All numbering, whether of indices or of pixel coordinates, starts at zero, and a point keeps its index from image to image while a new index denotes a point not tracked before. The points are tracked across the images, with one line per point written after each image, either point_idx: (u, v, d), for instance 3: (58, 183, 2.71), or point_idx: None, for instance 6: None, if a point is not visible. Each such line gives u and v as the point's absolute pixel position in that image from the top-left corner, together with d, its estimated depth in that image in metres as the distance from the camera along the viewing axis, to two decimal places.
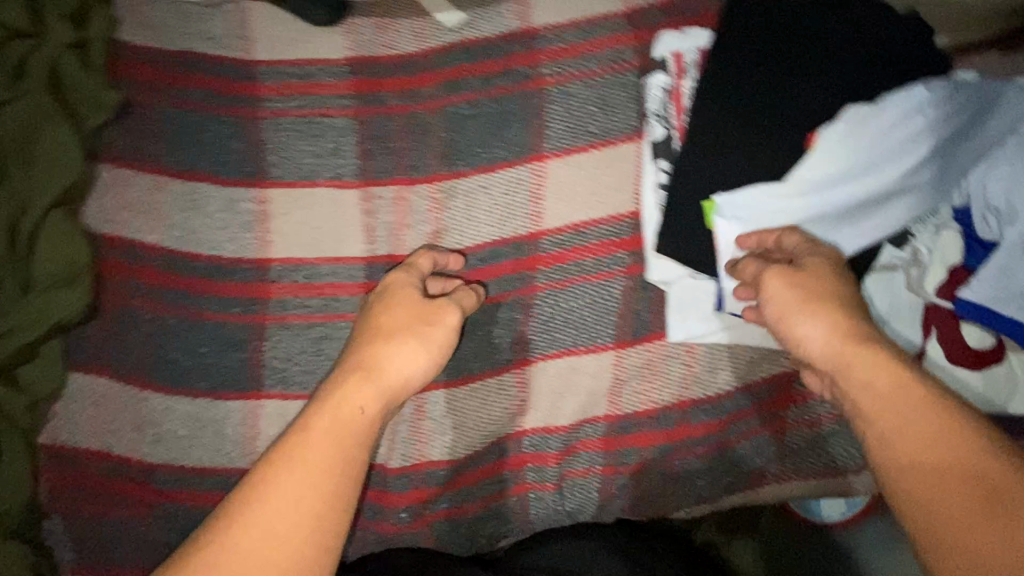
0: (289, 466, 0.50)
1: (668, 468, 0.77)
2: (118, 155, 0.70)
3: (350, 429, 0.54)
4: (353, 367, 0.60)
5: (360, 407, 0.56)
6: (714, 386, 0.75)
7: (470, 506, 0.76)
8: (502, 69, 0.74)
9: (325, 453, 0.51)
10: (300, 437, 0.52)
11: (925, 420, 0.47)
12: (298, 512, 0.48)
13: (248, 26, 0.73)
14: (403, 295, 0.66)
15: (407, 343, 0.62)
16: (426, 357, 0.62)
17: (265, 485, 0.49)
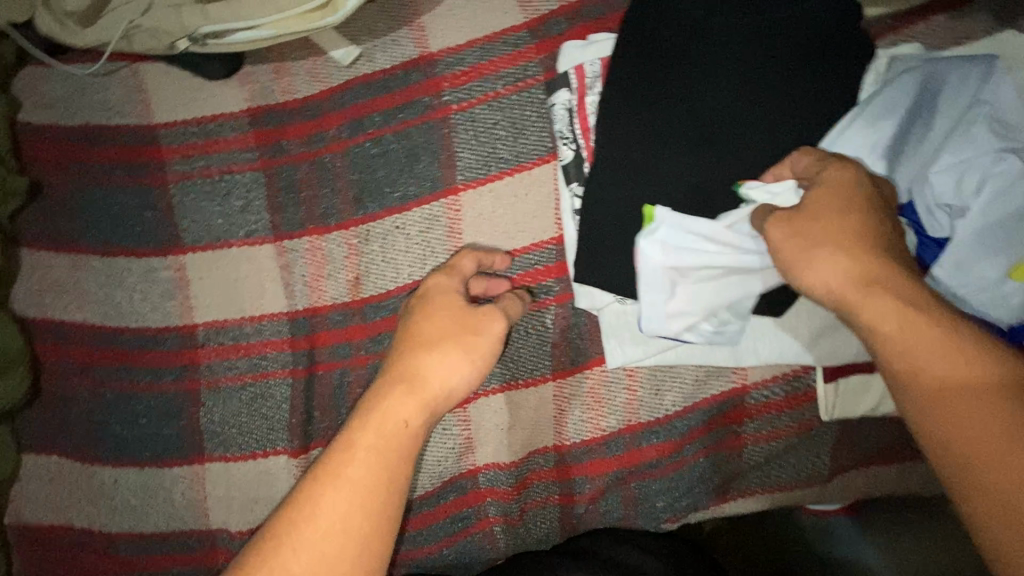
0: (337, 484, 0.49)
1: (627, 493, 0.74)
2: (38, 237, 0.71)
3: (397, 448, 0.52)
4: (398, 377, 0.56)
5: (405, 422, 0.53)
6: (662, 409, 0.72)
7: (431, 548, 0.75)
8: (403, 101, 0.71)
9: (374, 469, 0.50)
10: (347, 461, 0.50)
11: (984, 406, 0.42)
12: (341, 536, 0.47)
13: (146, 90, 0.72)
14: (441, 298, 0.61)
15: (453, 356, 0.57)
16: (473, 369, 0.58)
17: (310, 512, 0.48)
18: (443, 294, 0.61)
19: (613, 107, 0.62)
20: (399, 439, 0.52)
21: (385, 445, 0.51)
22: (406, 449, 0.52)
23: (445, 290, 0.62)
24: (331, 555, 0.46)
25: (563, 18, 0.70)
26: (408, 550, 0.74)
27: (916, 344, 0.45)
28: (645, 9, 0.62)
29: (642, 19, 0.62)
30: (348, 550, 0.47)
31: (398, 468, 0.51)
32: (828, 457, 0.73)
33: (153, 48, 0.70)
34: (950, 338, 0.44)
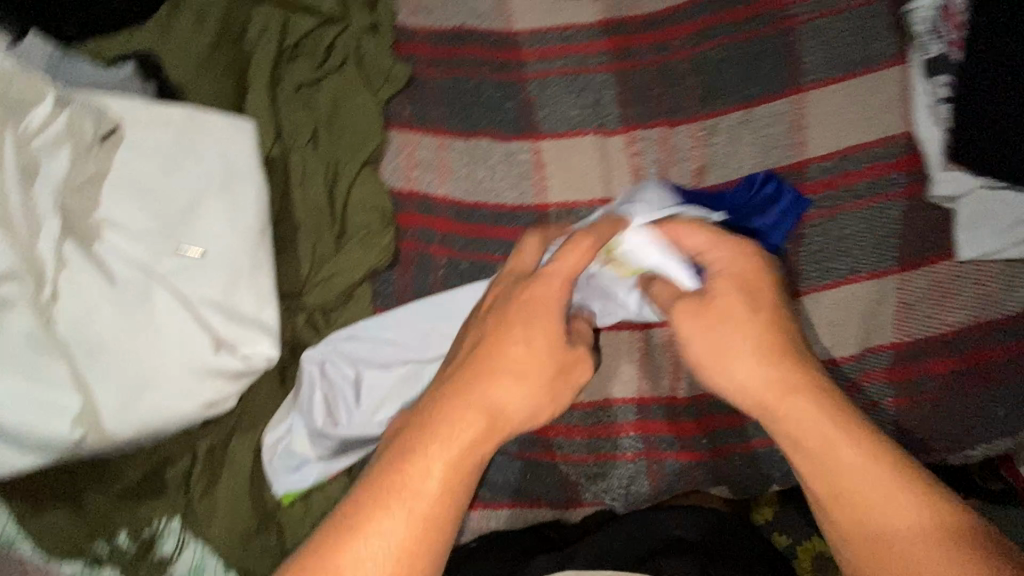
0: (393, 515, 0.45)
1: (970, 399, 0.71)
2: (408, 121, 0.79)
3: (455, 486, 0.46)
4: (493, 387, 0.50)
5: (457, 450, 0.47)
6: (1014, 306, 0.71)
7: (757, 441, 0.73)
8: (751, 14, 0.77)
9: (434, 496, 0.46)
10: (396, 485, 0.46)
11: (888, 504, 0.46)
12: (406, 561, 0.44)
13: (508, 2, 0.81)
14: (538, 303, 0.52)
15: (506, 380, 0.50)
16: (546, 409, 0.53)
17: (397, 455, 0.47)
18: (531, 306, 0.52)
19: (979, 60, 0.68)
20: (458, 466, 0.47)
21: (453, 473, 0.47)
22: (462, 479, 0.47)
23: (552, 300, 0.52)
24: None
25: None
26: (737, 443, 0.74)
27: (849, 476, 0.48)
28: None
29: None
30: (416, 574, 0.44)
31: (448, 529, 0.46)
32: None
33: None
34: (860, 441, 0.48)
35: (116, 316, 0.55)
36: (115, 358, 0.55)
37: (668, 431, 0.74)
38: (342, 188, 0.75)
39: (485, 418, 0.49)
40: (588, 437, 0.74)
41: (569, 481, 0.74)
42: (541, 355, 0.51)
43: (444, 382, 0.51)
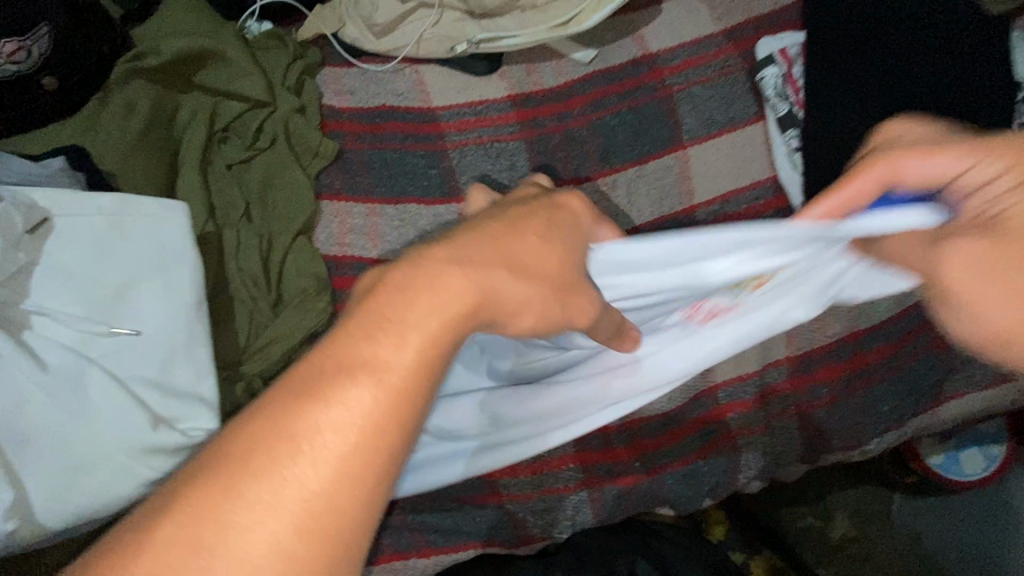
0: (357, 380, 0.33)
1: (856, 399, 0.81)
2: (338, 192, 0.84)
3: (433, 355, 0.35)
4: (484, 282, 0.37)
5: (442, 319, 0.36)
6: (880, 316, 0.81)
7: (685, 459, 0.80)
8: (635, 86, 0.90)
9: (405, 368, 0.34)
10: (366, 334, 0.35)
11: None
12: (357, 443, 0.32)
13: (425, 83, 0.90)
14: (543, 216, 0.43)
15: (503, 274, 0.38)
16: (532, 318, 0.41)
17: (384, 306, 0.36)
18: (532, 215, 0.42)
19: (813, 111, 0.80)
20: (436, 334, 0.35)
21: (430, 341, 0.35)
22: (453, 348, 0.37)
23: (571, 218, 0.44)
24: (329, 490, 0.32)
25: (753, 24, 0.92)
26: (668, 462, 0.80)
27: None
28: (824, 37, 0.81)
29: (823, 54, 0.81)
30: (372, 457, 0.33)
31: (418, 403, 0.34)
32: None
33: (434, 51, 0.88)
34: None
35: (47, 404, 0.55)
36: (46, 447, 0.54)
37: (605, 459, 0.79)
38: (277, 258, 0.79)
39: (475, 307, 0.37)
40: (533, 473, 0.78)
41: (517, 519, 0.77)
42: (556, 258, 0.41)
43: (434, 244, 0.39)
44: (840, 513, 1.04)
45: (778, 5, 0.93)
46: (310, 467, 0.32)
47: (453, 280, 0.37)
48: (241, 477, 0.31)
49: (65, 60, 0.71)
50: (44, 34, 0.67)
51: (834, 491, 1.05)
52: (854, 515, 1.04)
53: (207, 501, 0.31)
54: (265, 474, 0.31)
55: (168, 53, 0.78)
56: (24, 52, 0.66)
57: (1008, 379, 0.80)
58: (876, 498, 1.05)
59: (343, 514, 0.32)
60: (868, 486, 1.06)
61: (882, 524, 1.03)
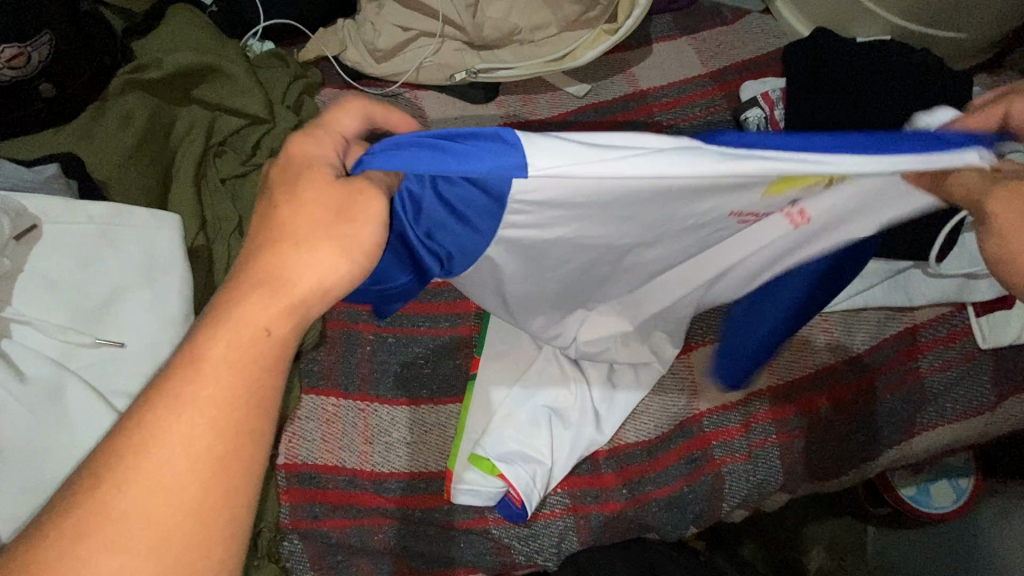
0: (178, 406, 0.34)
1: (834, 430, 0.83)
2: None
3: (260, 365, 0.37)
4: (298, 271, 0.38)
5: (264, 329, 0.37)
6: (856, 348, 0.85)
7: (670, 487, 0.80)
8: (625, 120, 0.93)
9: (227, 385, 0.35)
10: (193, 360, 0.35)
11: None
12: (205, 459, 0.34)
13: (423, 108, 0.92)
14: (310, 170, 0.41)
15: (326, 244, 0.39)
16: (345, 261, 0.40)
17: (209, 330, 0.36)
18: (314, 169, 0.41)
19: None
20: (254, 349, 0.37)
21: (250, 349, 0.36)
22: (283, 354, 0.38)
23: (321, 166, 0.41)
24: (176, 516, 0.33)
25: (737, 68, 0.97)
26: (651, 490, 0.80)
27: None
28: (798, 96, 0.86)
29: (799, 108, 0.86)
30: (224, 474, 0.35)
31: (260, 413, 0.36)
32: (991, 386, 0.83)
33: (433, 79, 0.91)
34: None
35: (23, 417, 0.53)
36: (19, 463, 0.52)
37: (593, 484, 0.80)
38: None
39: (294, 307, 0.38)
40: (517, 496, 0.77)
41: (502, 545, 0.76)
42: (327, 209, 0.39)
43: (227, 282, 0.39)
44: (817, 545, 1.06)
45: (759, 53, 0.99)
46: (155, 491, 0.33)
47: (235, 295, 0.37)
48: (104, 500, 0.32)
49: (66, 69, 0.71)
50: (46, 41, 0.68)
51: (811, 522, 1.07)
52: (831, 546, 1.06)
53: (58, 546, 0.31)
54: (114, 506, 0.32)
55: (169, 67, 0.78)
56: (24, 58, 0.67)
57: (978, 412, 0.82)
58: (850, 533, 1.07)
59: (205, 530, 0.34)
60: (843, 517, 1.08)
61: (856, 555, 1.06)
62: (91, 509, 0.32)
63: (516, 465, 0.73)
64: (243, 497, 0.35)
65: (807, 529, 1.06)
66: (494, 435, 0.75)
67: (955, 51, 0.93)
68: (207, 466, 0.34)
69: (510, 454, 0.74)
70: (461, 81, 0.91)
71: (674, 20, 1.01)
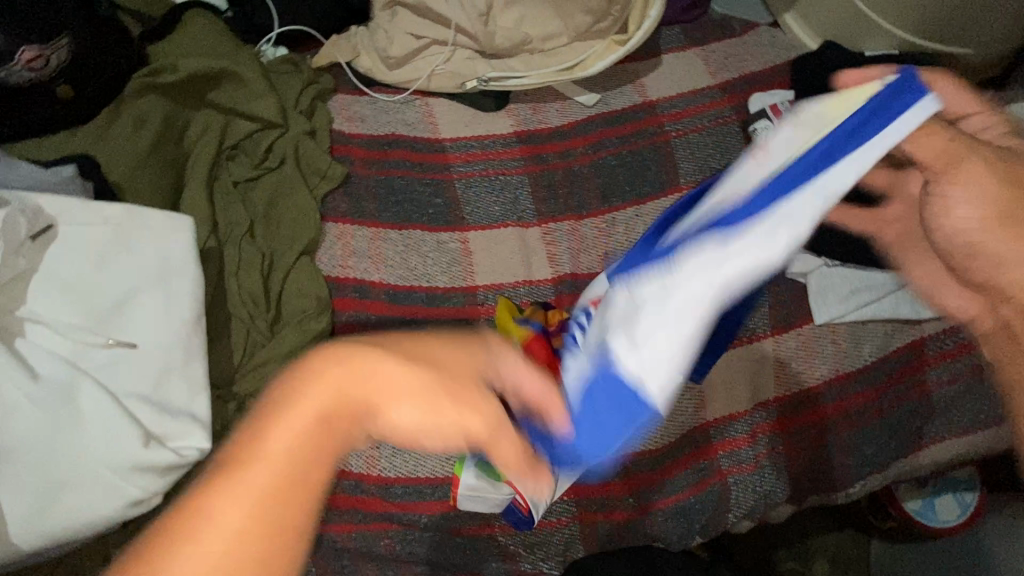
0: (235, 492, 0.32)
1: (840, 441, 0.83)
2: (344, 215, 0.85)
3: (303, 462, 0.34)
4: (369, 388, 0.36)
5: (323, 418, 0.35)
6: (864, 360, 0.85)
7: (677, 496, 0.80)
8: (634, 129, 0.94)
9: (265, 485, 0.33)
10: (249, 450, 0.33)
11: None
12: (233, 561, 0.32)
13: (434, 115, 0.92)
14: (458, 356, 0.39)
15: (410, 387, 0.36)
16: (415, 411, 0.37)
17: (266, 420, 0.34)
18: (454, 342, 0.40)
19: None
20: (322, 443, 0.35)
21: (300, 445, 0.34)
22: (333, 446, 0.35)
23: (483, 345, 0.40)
24: None
25: (746, 79, 0.98)
26: (659, 498, 0.80)
27: None
28: None
29: None
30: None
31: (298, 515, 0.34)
32: (997, 400, 0.83)
33: (444, 87, 0.91)
34: None
35: (34, 417, 0.53)
36: (32, 461, 0.52)
37: (601, 492, 0.79)
38: (277, 277, 0.78)
39: (356, 420, 0.36)
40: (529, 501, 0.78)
41: (507, 552, 0.75)
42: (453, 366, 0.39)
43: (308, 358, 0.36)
44: (820, 558, 1.05)
45: (768, 65, 0.99)
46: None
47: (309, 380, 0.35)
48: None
49: (83, 72, 0.72)
50: (64, 44, 0.69)
51: (815, 535, 1.07)
52: (834, 560, 1.05)
53: None
54: None
55: (184, 72, 0.79)
56: (43, 60, 0.68)
57: (984, 426, 0.82)
58: (853, 546, 1.06)
59: None
60: (847, 530, 1.07)
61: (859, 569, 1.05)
62: None
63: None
64: None
65: (810, 542, 1.06)
66: None
67: (965, 66, 0.94)
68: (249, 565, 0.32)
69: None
70: (472, 89, 0.92)
71: (683, 32, 1.02)
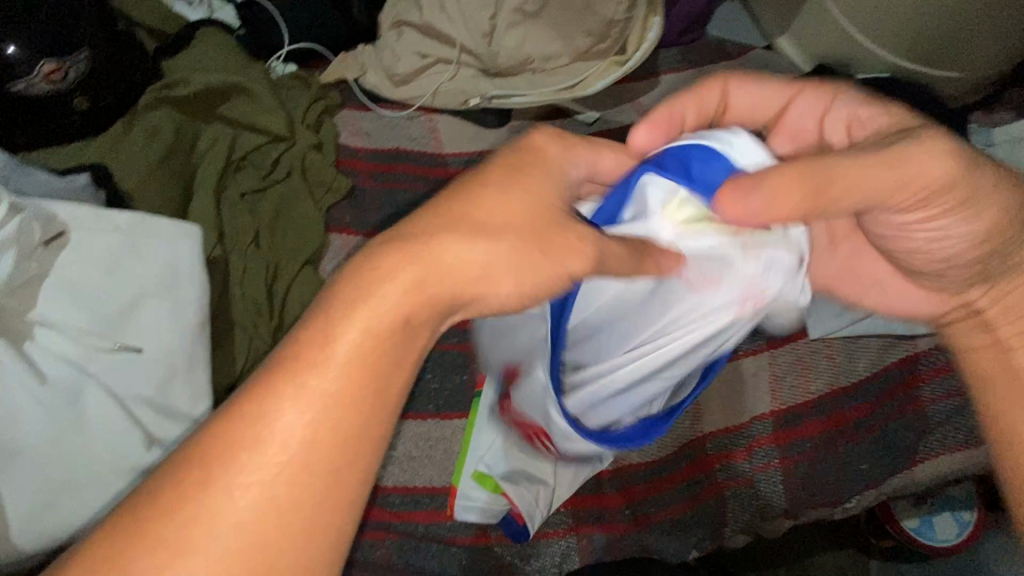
0: (296, 410, 0.32)
1: (836, 454, 0.83)
2: (348, 226, 0.87)
3: (389, 356, 0.35)
4: (470, 268, 0.36)
5: (404, 317, 0.35)
6: (857, 375, 0.86)
7: (674, 509, 0.80)
8: None
9: (348, 380, 0.33)
10: (324, 342, 0.34)
11: None
12: (300, 485, 0.32)
13: (438, 131, 0.95)
14: (530, 174, 0.40)
15: (504, 252, 0.37)
16: (512, 281, 0.37)
17: (346, 313, 0.34)
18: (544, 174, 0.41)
19: None
20: (377, 360, 0.34)
21: (370, 356, 0.34)
22: (412, 344, 0.36)
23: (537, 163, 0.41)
24: (278, 534, 0.31)
25: None
26: (654, 511, 0.80)
27: None
28: None
29: None
30: (336, 482, 0.33)
31: (377, 405, 0.34)
32: None
33: (448, 103, 0.94)
34: None
35: (41, 417, 0.54)
36: (37, 459, 0.53)
37: (596, 504, 0.80)
38: (281, 286, 0.80)
39: (435, 314, 0.36)
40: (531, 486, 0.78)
41: (504, 563, 0.75)
42: (536, 215, 0.38)
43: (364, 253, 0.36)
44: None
45: None
46: (273, 483, 0.32)
47: (358, 281, 0.34)
48: (191, 509, 0.31)
49: (99, 84, 0.75)
50: (82, 58, 0.72)
51: (815, 553, 1.06)
52: None
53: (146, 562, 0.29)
54: (217, 521, 0.30)
55: (196, 86, 0.82)
56: (62, 73, 0.71)
57: (983, 441, 0.82)
58: (854, 565, 1.06)
59: (302, 558, 0.32)
60: (849, 549, 1.06)
61: None
62: (171, 535, 0.30)
63: (521, 485, 0.75)
64: (339, 531, 0.33)
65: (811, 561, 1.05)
66: (499, 454, 0.77)
67: (954, 89, 0.96)
68: (324, 482, 0.32)
69: (517, 474, 0.76)
70: (474, 105, 0.94)
71: (680, 53, 1.05)
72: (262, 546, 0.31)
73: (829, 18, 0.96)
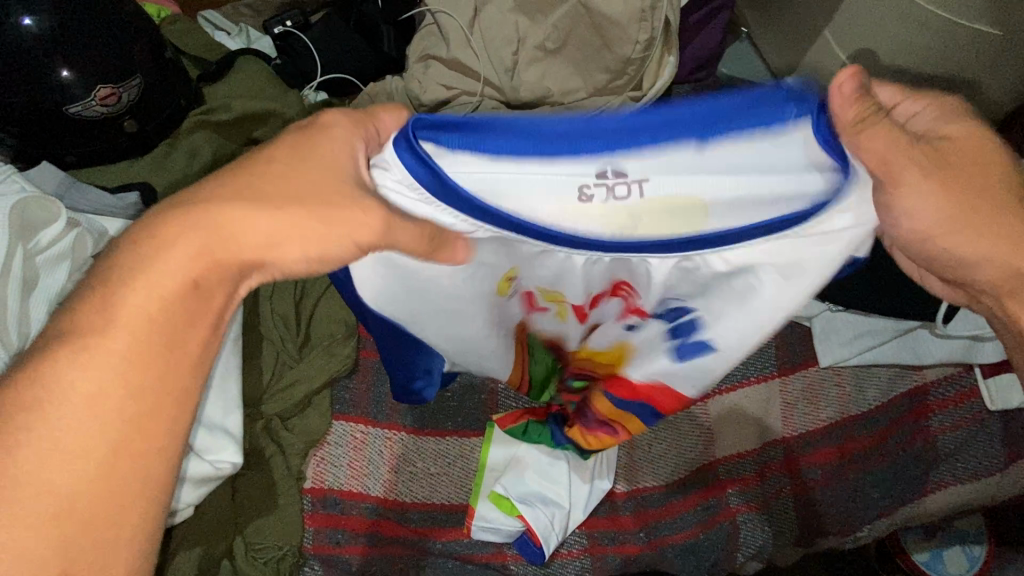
0: (91, 367, 0.37)
1: (847, 481, 0.84)
2: None
3: (176, 318, 0.38)
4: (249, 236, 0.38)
5: (191, 282, 0.38)
6: (868, 403, 0.88)
7: (689, 532, 0.81)
8: None
9: (140, 337, 0.37)
10: (109, 320, 0.37)
11: None
12: (102, 430, 0.37)
13: None
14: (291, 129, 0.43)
15: (265, 213, 0.38)
16: (302, 248, 0.39)
17: (128, 280, 0.37)
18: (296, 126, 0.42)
19: None
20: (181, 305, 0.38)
21: (169, 313, 0.38)
22: (203, 308, 0.39)
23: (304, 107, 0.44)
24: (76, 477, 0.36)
25: None
26: (668, 535, 0.81)
27: None
28: None
29: None
30: (137, 439, 0.38)
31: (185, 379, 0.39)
32: (1001, 448, 0.85)
33: None
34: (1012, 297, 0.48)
35: None
36: None
37: (610, 526, 0.82)
38: (308, 304, 0.83)
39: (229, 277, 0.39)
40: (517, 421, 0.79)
41: None
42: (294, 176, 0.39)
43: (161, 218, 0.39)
44: None
45: None
46: (68, 437, 0.36)
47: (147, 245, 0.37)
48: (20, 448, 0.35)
49: (147, 109, 0.79)
50: (134, 84, 0.77)
51: None
52: None
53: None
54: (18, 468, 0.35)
55: (237, 110, 0.86)
56: (114, 97, 0.76)
57: (990, 473, 0.84)
58: None
59: (119, 492, 0.37)
60: None
61: None
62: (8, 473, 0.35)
63: (537, 507, 0.76)
64: (157, 469, 0.39)
65: None
66: (514, 475, 0.78)
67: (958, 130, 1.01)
68: (115, 432, 0.37)
69: (531, 496, 0.77)
70: None
71: (693, 90, 1.10)
72: (60, 490, 0.36)
73: (836, 60, 1.01)
